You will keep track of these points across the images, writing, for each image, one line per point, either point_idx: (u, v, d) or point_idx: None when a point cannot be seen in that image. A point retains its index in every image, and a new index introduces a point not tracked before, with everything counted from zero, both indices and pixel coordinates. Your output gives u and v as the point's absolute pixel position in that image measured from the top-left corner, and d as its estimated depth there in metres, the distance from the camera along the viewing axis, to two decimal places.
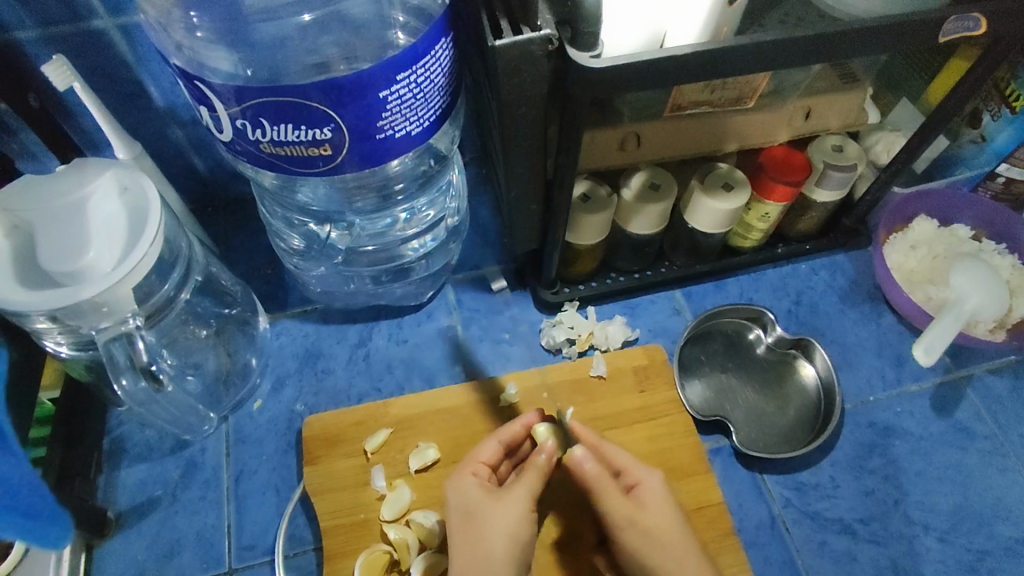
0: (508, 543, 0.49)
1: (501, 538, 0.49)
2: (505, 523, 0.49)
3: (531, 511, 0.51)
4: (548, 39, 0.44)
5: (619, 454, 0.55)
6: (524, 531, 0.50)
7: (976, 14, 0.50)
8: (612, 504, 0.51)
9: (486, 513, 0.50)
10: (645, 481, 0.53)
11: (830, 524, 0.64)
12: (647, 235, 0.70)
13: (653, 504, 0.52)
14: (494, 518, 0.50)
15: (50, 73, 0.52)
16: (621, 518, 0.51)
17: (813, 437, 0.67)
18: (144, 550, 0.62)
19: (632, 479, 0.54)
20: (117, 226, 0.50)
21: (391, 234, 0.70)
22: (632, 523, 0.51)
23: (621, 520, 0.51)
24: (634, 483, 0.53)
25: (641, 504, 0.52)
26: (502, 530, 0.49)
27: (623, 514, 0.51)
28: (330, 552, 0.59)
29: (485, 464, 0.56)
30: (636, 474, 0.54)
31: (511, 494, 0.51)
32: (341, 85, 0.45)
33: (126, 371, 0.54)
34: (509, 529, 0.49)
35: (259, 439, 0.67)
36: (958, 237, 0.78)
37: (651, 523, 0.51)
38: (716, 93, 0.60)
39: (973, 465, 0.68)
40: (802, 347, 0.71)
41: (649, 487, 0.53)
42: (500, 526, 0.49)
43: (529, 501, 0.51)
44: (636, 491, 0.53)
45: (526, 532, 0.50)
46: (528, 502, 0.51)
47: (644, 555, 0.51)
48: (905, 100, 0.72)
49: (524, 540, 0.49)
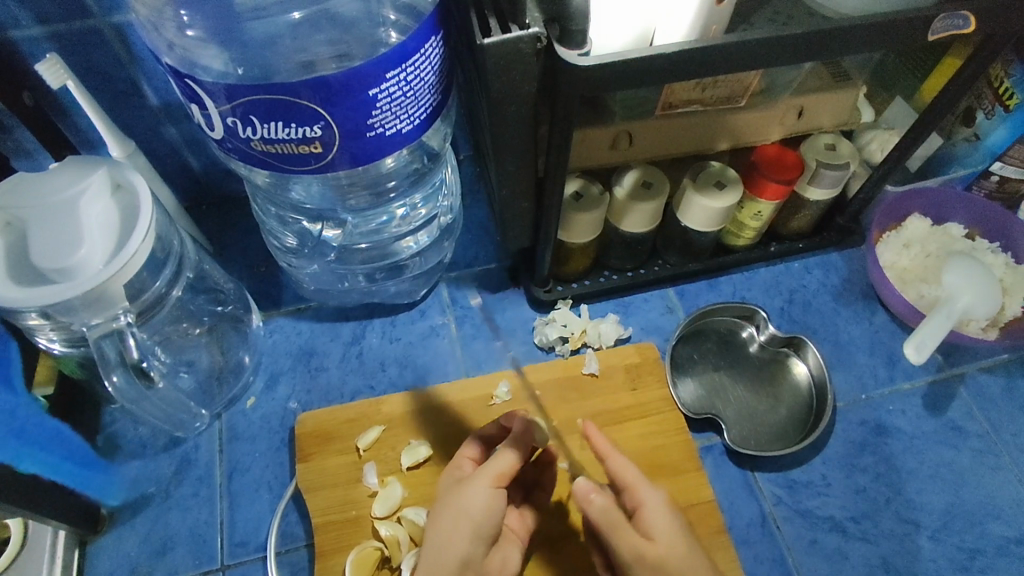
0: (456, 519, 0.50)
1: (454, 512, 0.50)
2: (464, 503, 0.50)
3: (493, 488, 0.51)
4: (536, 37, 0.44)
5: (625, 470, 0.54)
6: (475, 510, 0.50)
7: (966, 13, 0.50)
8: (620, 540, 0.50)
9: (455, 492, 0.52)
10: (647, 502, 0.52)
11: (822, 522, 0.64)
12: (640, 234, 0.70)
13: (660, 530, 0.50)
14: (456, 497, 0.51)
15: (44, 73, 0.53)
16: (630, 554, 0.49)
17: (805, 435, 0.68)
18: (137, 547, 0.62)
19: (637, 501, 0.53)
20: (110, 222, 0.50)
21: (384, 231, 0.70)
22: (640, 554, 0.49)
23: (630, 556, 0.49)
24: (637, 507, 0.52)
25: (648, 533, 0.50)
26: (458, 506, 0.50)
27: (630, 550, 0.49)
28: (322, 548, 0.59)
29: (470, 459, 0.56)
30: (641, 496, 0.53)
31: (480, 470, 0.52)
32: (330, 83, 0.45)
33: (117, 367, 0.54)
34: (467, 506, 0.50)
35: (252, 436, 0.67)
36: (952, 236, 0.78)
37: (659, 555, 0.49)
38: (708, 92, 0.60)
39: (965, 464, 0.68)
40: (794, 345, 0.72)
41: (652, 510, 0.52)
42: (456, 504, 0.51)
43: (492, 479, 0.52)
44: (639, 516, 0.52)
45: (482, 511, 0.50)
46: (492, 479, 0.52)
47: None
48: (899, 99, 0.73)
49: (477, 521, 0.50)
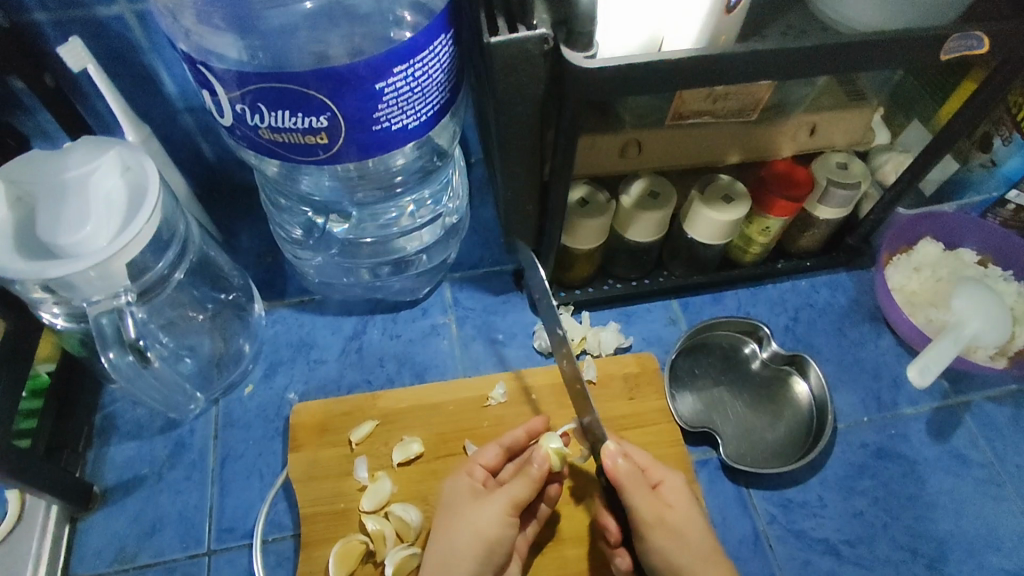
0: (471, 537, 0.51)
1: (468, 531, 0.51)
2: (475, 521, 0.52)
3: (508, 515, 0.52)
4: (543, 38, 0.45)
5: (639, 453, 0.57)
6: (492, 532, 0.51)
7: (980, 34, 0.49)
8: (639, 501, 0.52)
9: (469, 509, 0.53)
10: (669, 480, 0.56)
11: (816, 544, 0.63)
12: (646, 243, 0.70)
13: (679, 501, 0.54)
14: (471, 514, 0.52)
15: (64, 55, 0.54)
16: (651, 514, 0.52)
17: (802, 454, 0.66)
18: (126, 526, 0.62)
19: (656, 478, 0.56)
20: (117, 201, 0.51)
21: (393, 226, 0.72)
22: (661, 515, 0.52)
23: (652, 515, 0.52)
24: (658, 482, 0.56)
25: (668, 502, 0.54)
26: (473, 524, 0.52)
27: (651, 510, 0.52)
28: (307, 538, 0.59)
29: (483, 467, 0.57)
30: (660, 473, 0.56)
31: (497, 495, 0.53)
32: (341, 73, 0.45)
33: (114, 345, 0.54)
34: (479, 526, 0.51)
35: (247, 423, 0.67)
36: (964, 261, 0.77)
37: (678, 521, 0.53)
38: (719, 104, 0.60)
39: (965, 493, 0.66)
40: (797, 363, 0.70)
41: (672, 486, 0.55)
42: (471, 522, 0.52)
43: (507, 506, 0.52)
44: (661, 489, 0.55)
45: (495, 534, 0.51)
46: (508, 507, 0.52)
47: (672, 552, 0.51)
48: (916, 122, 0.73)
49: (492, 542, 0.51)
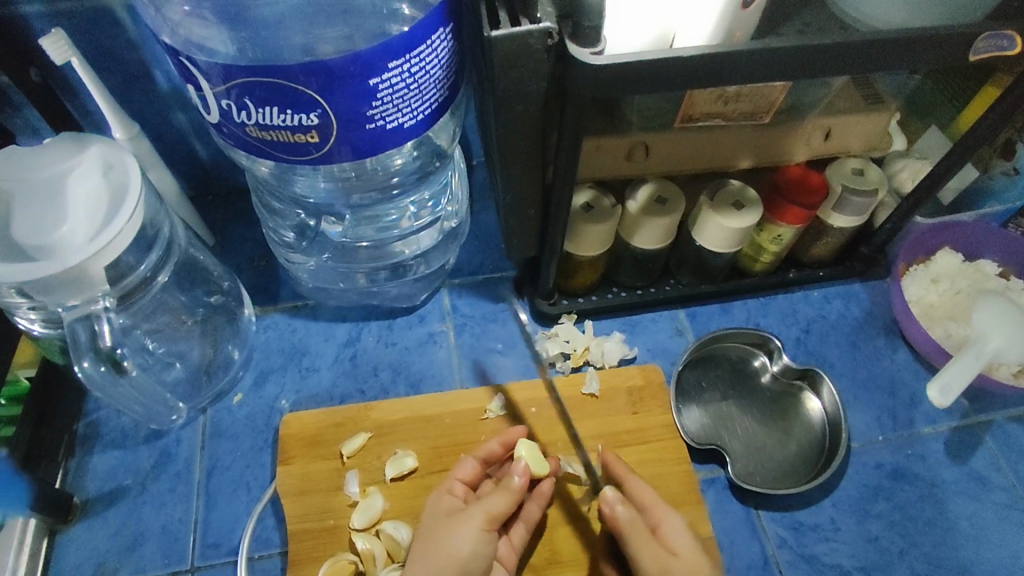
0: (443, 558, 0.48)
1: (439, 551, 0.48)
2: (449, 539, 0.48)
3: (484, 531, 0.49)
4: (547, 32, 0.42)
5: (645, 491, 0.53)
6: (464, 550, 0.48)
7: (1011, 34, 0.47)
8: (643, 553, 0.49)
9: (445, 527, 0.50)
10: (670, 523, 0.52)
11: (828, 570, 0.60)
12: (652, 251, 0.67)
13: (685, 547, 0.50)
14: (446, 534, 0.49)
15: (47, 47, 0.51)
16: (656, 567, 0.49)
17: (815, 474, 0.63)
18: (105, 541, 0.59)
19: (655, 521, 0.52)
20: (98, 200, 0.48)
21: (394, 228, 0.70)
22: (665, 564, 0.49)
23: (654, 566, 0.49)
24: (658, 525, 0.52)
25: (673, 549, 0.50)
26: (445, 543, 0.48)
27: (654, 561, 0.49)
28: (294, 557, 0.57)
29: (462, 482, 0.55)
30: (660, 516, 0.52)
31: (473, 509, 0.50)
32: (331, 68, 0.43)
33: (88, 353, 0.52)
34: (453, 545, 0.48)
35: (235, 433, 0.65)
36: (984, 273, 0.73)
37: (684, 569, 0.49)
38: (730, 106, 0.57)
39: (987, 518, 0.63)
40: (809, 378, 0.67)
41: (671, 528, 0.51)
42: (445, 542, 0.48)
43: (483, 520, 0.49)
44: (662, 534, 0.51)
45: (469, 554, 0.48)
46: (482, 521, 0.49)
47: None
48: (934, 127, 0.69)
49: (463, 558, 0.48)
